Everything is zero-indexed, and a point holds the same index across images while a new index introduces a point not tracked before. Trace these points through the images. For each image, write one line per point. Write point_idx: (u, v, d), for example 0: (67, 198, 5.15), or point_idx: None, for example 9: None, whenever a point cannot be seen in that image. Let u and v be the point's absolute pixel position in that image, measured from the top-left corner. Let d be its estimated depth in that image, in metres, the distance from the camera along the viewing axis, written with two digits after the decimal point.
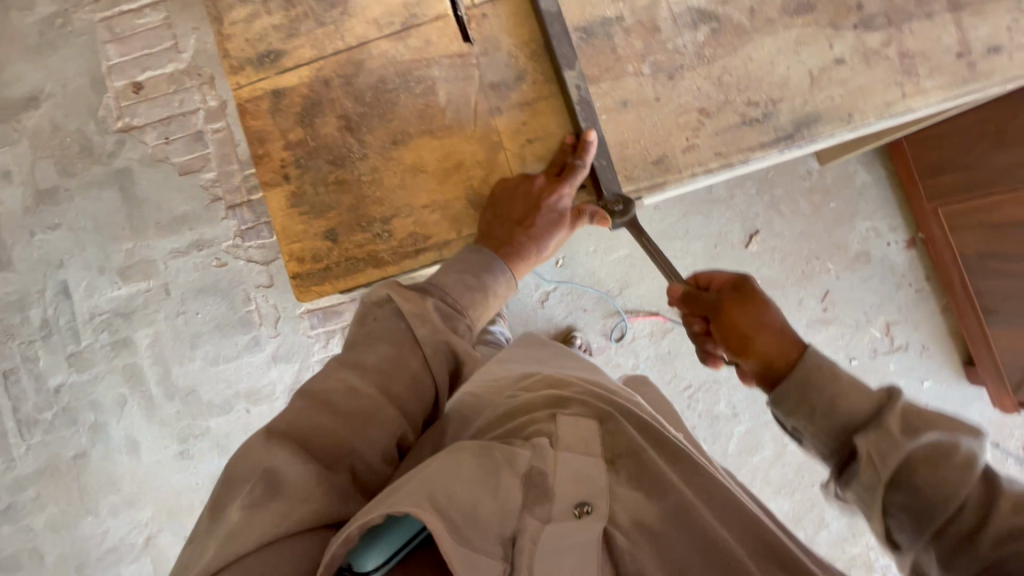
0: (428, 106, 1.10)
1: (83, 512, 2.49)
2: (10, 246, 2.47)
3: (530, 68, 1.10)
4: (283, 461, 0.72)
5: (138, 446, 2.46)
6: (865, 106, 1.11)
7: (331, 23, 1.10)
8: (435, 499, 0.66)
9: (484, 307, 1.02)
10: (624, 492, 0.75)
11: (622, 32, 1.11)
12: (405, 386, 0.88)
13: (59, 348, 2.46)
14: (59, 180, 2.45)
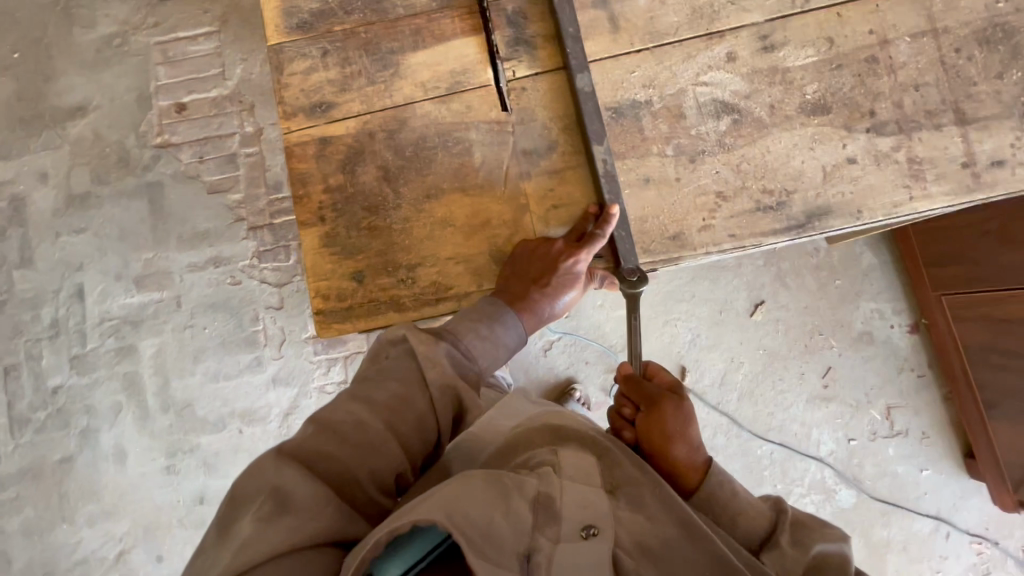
0: (463, 165, 1.17)
1: (59, 518, 2.45)
2: (33, 245, 2.54)
3: (561, 140, 1.18)
4: (294, 482, 0.75)
5: (125, 457, 2.44)
6: (873, 204, 1.17)
7: (381, 81, 1.19)
8: (454, 517, 0.70)
9: (491, 354, 1.06)
10: (626, 516, 0.83)
11: (650, 114, 1.19)
12: (411, 426, 0.91)
13: (64, 349, 2.49)
14: (92, 186, 2.54)
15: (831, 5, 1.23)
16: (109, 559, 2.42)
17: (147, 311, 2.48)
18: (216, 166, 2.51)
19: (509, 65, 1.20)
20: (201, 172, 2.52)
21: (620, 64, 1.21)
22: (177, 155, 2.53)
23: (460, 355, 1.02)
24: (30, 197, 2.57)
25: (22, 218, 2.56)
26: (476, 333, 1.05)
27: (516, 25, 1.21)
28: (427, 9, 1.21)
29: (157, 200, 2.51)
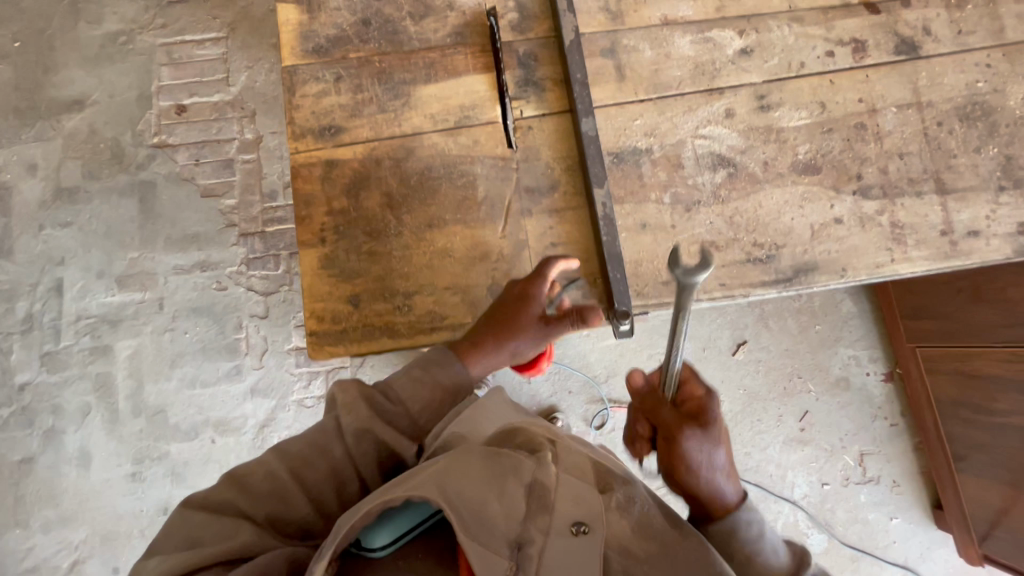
0: (466, 198, 1.20)
1: (11, 524, 2.34)
2: (14, 236, 2.49)
3: (563, 180, 1.22)
4: (200, 522, 0.81)
5: (88, 461, 2.36)
6: (857, 263, 1.22)
7: (392, 110, 1.22)
8: (447, 495, 0.78)
9: (432, 401, 1.01)
10: (617, 520, 0.86)
11: (650, 162, 1.24)
12: (324, 471, 0.91)
13: (34, 346, 2.42)
14: (83, 181, 2.51)
15: (824, 72, 1.29)
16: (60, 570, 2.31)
17: (126, 312, 2.43)
18: (212, 169, 2.50)
19: (517, 104, 1.24)
20: (196, 175, 2.50)
21: (624, 111, 1.25)
22: (173, 155, 2.52)
23: (389, 401, 0.98)
24: (15, 187, 2.52)
25: (5, 207, 2.51)
26: (415, 383, 1.01)
27: (526, 67, 1.25)
28: (442, 45, 1.25)
29: (148, 201, 2.49)
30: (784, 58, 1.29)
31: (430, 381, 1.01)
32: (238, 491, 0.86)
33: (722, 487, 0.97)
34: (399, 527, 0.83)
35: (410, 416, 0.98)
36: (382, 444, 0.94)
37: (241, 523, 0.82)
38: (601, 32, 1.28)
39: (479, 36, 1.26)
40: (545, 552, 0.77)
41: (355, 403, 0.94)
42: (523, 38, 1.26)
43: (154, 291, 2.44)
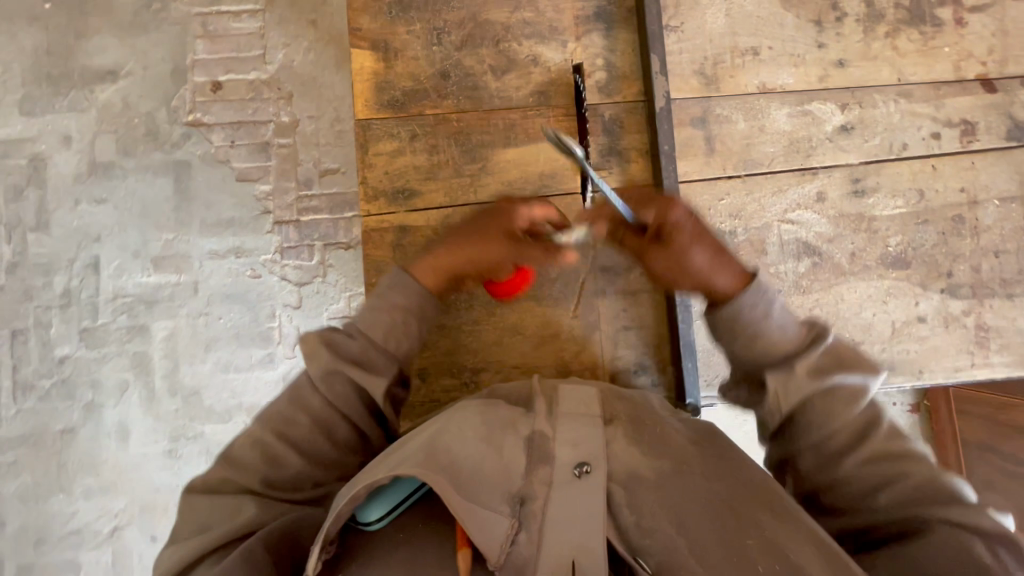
0: (540, 275, 1.17)
1: (50, 487, 1.91)
2: (45, 207, 1.90)
3: (640, 261, 1.18)
4: (204, 504, 0.83)
5: (127, 432, 1.89)
6: (935, 366, 1.19)
7: (468, 175, 1.17)
8: (440, 462, 0.76)
9: (389, 326, 0.95)
10: (622, 450, 0.85)
11: (733, 245, 1.18)
12: (309, 426, 0.89)
13: (72, 321, 1.91)
14: (118, 143, 1.91)
15: (927, 155, 1.21)
16: (98, 537, 1.90)
17: (165, 291, 1.88)
18: (250, 146, 1.83)
19: (599, 175, 1.18)
20: (235, 150, 1.85)
21: (710, 188, 1.19)
22: (204, 118, 1.85)
23: (349, 340, 0.93)
24: (38, 147, 1.93)
25: (31, 173, 1.93)
26: (378, 313, 0.96)
27: (610, 134, 1.19)
28: (524, 105, 1.18)
29: (181, 167, 1.88)
30: (885, 137, 1.21)
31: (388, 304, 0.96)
32: (243, 465, 0.86)
33: (739, 322, 0.90)
34: (397, 497, 0.81)
35: (378, 345, 0.94)
36: (357, 387, 0.92)
37: (245, 501, 0.83)
38: (694, 99, 1.20)
39: (563, 96, 1.18)
40: (551, 500, 0.76)
41: (318, 351, 0.91)
42: (610, 101, 1.19)
43: (188, 273, 1.88)
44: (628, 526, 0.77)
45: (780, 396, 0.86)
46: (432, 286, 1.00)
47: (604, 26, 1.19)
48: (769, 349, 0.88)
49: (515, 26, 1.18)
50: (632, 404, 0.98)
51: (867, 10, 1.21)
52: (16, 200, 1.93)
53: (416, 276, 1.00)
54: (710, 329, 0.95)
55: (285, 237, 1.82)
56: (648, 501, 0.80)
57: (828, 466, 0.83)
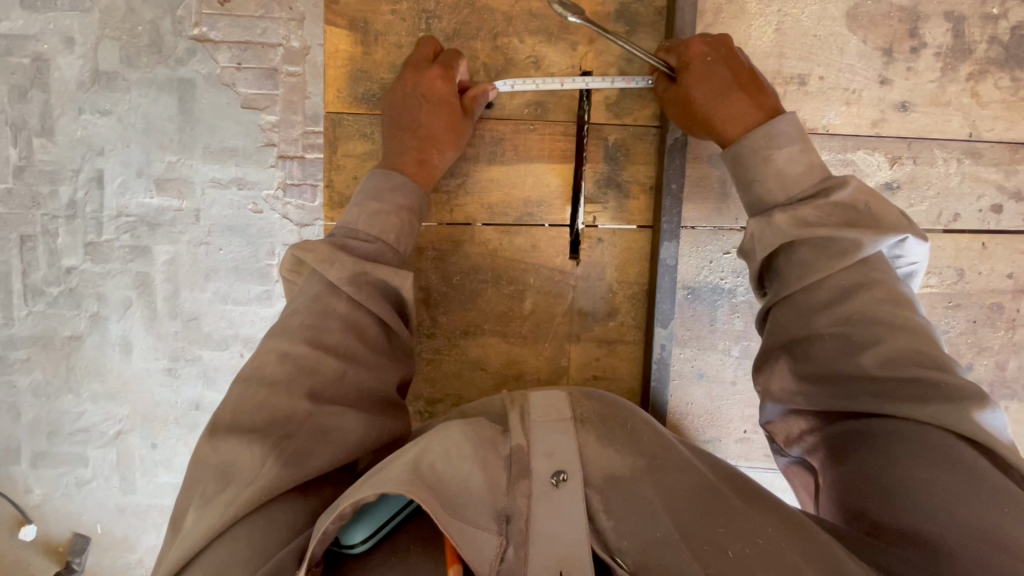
0: (511, 310, 1.07)
1: (57, 387, 1.36)
2: (50, 113, 1.24)
3: (623, 308, 1.07)
4: (231, 450, 0.72)
5: (131, 347, 1.34)
6: None
7: (446, 191, 1.04)
8: (423, 475, 0.58)
9: (398, 225, 0.93)
10: (599, 449, 0.66)
11: (730, 306, 1.07)
12: (338, 328, 0.84)
13: (76, 234, 1.29)
14: (124, 52, 1.21)
15: (979, 230, 1.03)
16: (102, 440, 1.39)
17: (170, 210, 1.27)
18: (255, 73, 1.21)
19: (591, 209, 1.04)
20: (239, 76, 1.21)
21: (716, 239, 1.05)
22: (210, 33, 1.19)
23: (366, 242, 0.90)
24: (39, 47, 1.21)
25: (35, 77, 1.22)
26: (378, 215, 0.92)
27: (613, 162, 1.03)
28: (517, 116, 1.02)
29: (192, 88, 1.22)
30: (936, 203, 1.03)
31: (388, 210, 0.92)
32: (275, 405, 0.76)
33: (742, 165, 0.85)
34: (385, 515, 0.65)
35: (392, 246, 0.92)
36: (384, 285, 0.90)
37: (270, 453, 0.71)
38: None
39: (563, 110, 1.02)
40: (535, 515, 0.59)
41: (334, 254, 0.87)
42: (617, 123, 1.02)
43: (196, 193, 1.26)
44: (605, 530, 0.59)
45: (804, 301, 0.77)
46: (416, 176, 0.96)
47: (626, 28, 1.00)
48: (804, 267, 0.76)
49: (518, 17, 1.00)
50: (606, 402, 0.76)
51: (953, 41, 0.99)
52: (25, 106, 1.23)
53: (389, 169, 0.95)
54: (753, 210, 0.85)
55: (288, 175, 1.24)
56: (623, 507, 0.61)
57: (836, 398, 0.72)
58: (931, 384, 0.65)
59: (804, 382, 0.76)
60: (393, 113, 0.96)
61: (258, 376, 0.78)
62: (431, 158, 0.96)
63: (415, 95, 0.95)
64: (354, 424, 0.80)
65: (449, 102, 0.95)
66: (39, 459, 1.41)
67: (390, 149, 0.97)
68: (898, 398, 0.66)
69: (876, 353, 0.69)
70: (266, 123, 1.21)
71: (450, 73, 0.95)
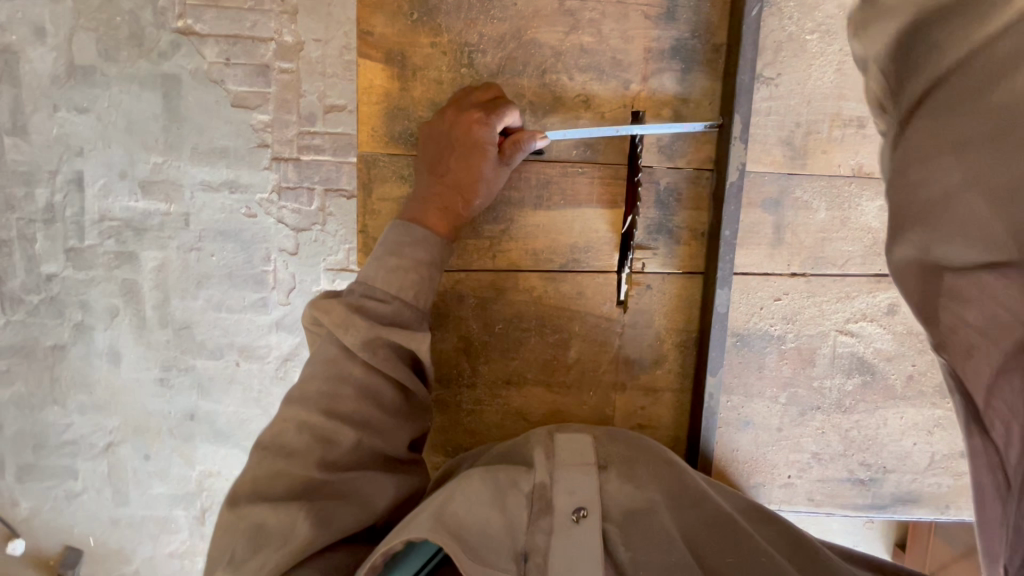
0: (555, 359, 1.03)
1: (41, 398, 1.26)
2: (21, 110, 1.13)
3: (670, 356, 1.04)
4: (257, 514, 0.65)
5: (119, 356, 1.23)
6: (964, 502, 1.10)
7: (488, 236, 0.99)
8: (447, 521, 0.64)
9: (416, 283, 0.79)
10: (612, 488, 0.76)
11: (778, 352, 1.04)
12: (354, 394, 0.72)
13: (55, 239, 1.18)
14: (100, 44, 1.09)
15: None
16: (92, 451, 1.29)
17: (157, 214, 1.16)
18: (245, 70, 1.08)
19: (641, 254, 1.00)
20: (228, 73, 1.09)
21: (766, 285, 1.02)
22: (196, 25, 1.07)
23: (381, 302, 0.77)
24: (8, 38, 1.10)
25: (3, 70, 1.11)
26: (395, 271, 0.78)
27: (664, 206, 0.99)
28: (564, 158, 0.97)
29: (177, 84, 1.10)
30: None
31: (404, 264, 0.79)
32: (294, 474, 0.68)
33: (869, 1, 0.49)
34: (422, 559, 0.67)
35: (408, 305, 0.78)
36: (398, 347, 0.76)
37: (300, 514, 0.65)
38: (771, 175, 0.98)
39: (614, 153, 0.97)
40: (553, 549, 0.65)
41: (348, 317, 0.73)
42: (670, 165, 0.98)
43: (185, 197, 1.15)
44: (623, 562, 0.66)
45: (940, 98, 0.42)
46: (437, 229, 0.85)
47: (681, 65, 0.95)
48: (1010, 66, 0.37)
49: (568, 52, 0.94)
50: (628, 442, 0.86)
51: None
52: None
53: (410, 217, 0.84)
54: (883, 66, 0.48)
55: (281, 177, 1.12)
56: (640, 539, 0.68)
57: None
58: None
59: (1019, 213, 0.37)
60: (426, 154, 0.88)
61: (273, 443, 0.70)
62: (454, 206, 0.86)
63: (449, 131, 0.86)
64: (383, 484, 0.73)
65: (484, 149, 0.86)
66: (25, 473, 1.31)
67: (415, 194, 0.87)
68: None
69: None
70: (259, 123, 1.10)
71: (492, 118, 0.85)
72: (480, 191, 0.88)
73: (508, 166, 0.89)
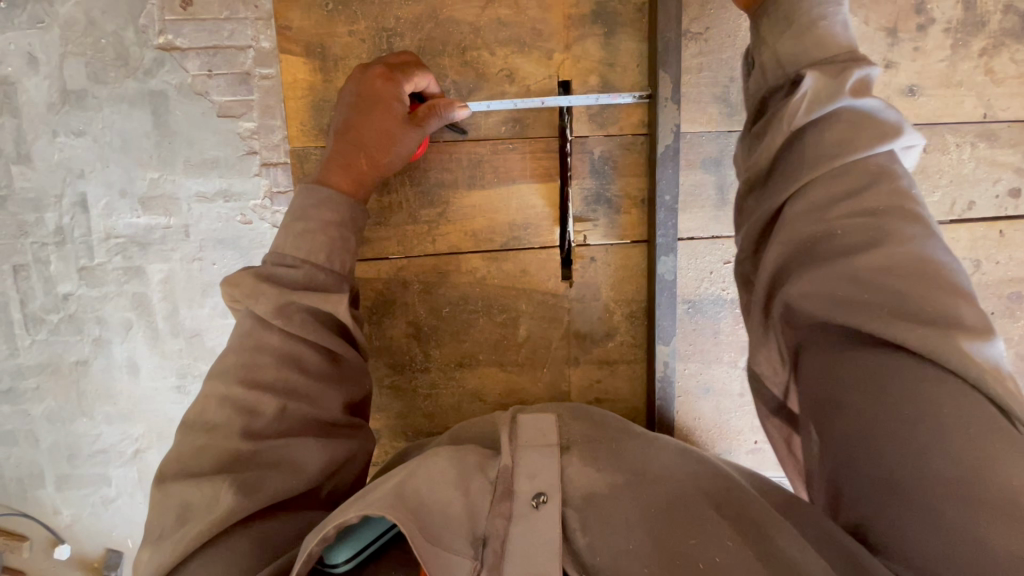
0: (505, 338, 1.03)
1: (71, 411, 1.29)
2: (24, 138, 1.13)
3: (622, 328, 1.03)
4: (183, 487, 0.68)
5: (138, 367, 1.25)
6: None
7: (425, 221, 0.99)
8: (405, 500, 0.56)
9: (328, 244, 0.80)
10: (578, 470, 0.64)
11: (733, 316, 1.02)
12: (273, 364, 0.75)
13: (68, 260, 1.20)
14: (90, 68, 1.09)
15: (996, 216, 0.97)
16: (123, 459, 1.32)
17: (159, 228, 1.17)
18: (226, 79, 1.08)
19: (582, 227, 0.99)
20: (211, 84, 1.09)
21: (714, 248, 0.99)
22: (177, 40, 1.07)
23: (292, 268, 0.79)
24: (3, 70, 1.10)
25: (2, 102, 1.12)
26: (304, 235, 0.79)
27: (600, 176, 0.97)
28: (494, 135, 0.96)
29: (165, 100, 1.10)
30: (949, 192, 0.96)
31: (312, 227, 0.80)
32: (218, 448, 0.70)
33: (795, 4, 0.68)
34: (369, 537, 0.64)
35: (322, 266, 0.79)
36: (318, 311, 0.78)
37: (223, 484, 0.67)
38: (708, 134, 0.95)
39: (543, 125, 0.96)
40: (511, 537, 0.57)
41: (257, 286, 0.76)
42: (602, 133, 0.96)
43: (183, 209, 1.16)
44: (581, 550, 0.57)
45: (779, 176, 0.67)
46: (346, 190, 0.84)
47: (604, 29, 0.92)
48: (840, 145, 0.61)
49: (487, 27, 0.92)
50: (603, 423, 0.75)
51: (965, 14, 0.92)
52: None
53: (319, 182, 0.84)
54: (777, 78, 0.69)
55: (273, 183, 1.12)
56: (601, 525, 0.58)
57: (827, 293, 0.58)
58: (879, 219, 0.57)
59: (822, 281, 0.58)
60: (336, 119, 0.87)
61: (200, 421, 0.73)
62: (361, 168, 0.85)
63: (356, 85, 0.85)
64: (312, 451, 0.75)
65: (392, 106, 0.85)
66: (62, 482, 1.34)
67: (324, 160, 0.86)
68: (841, 216, 0.59)
69: (905, 249, 0.55)
70: (245, 130, 1.10)
71: (399, 77, 0.85)
72: (392, 152, 0.86)
73: (422, 127, 0.87)
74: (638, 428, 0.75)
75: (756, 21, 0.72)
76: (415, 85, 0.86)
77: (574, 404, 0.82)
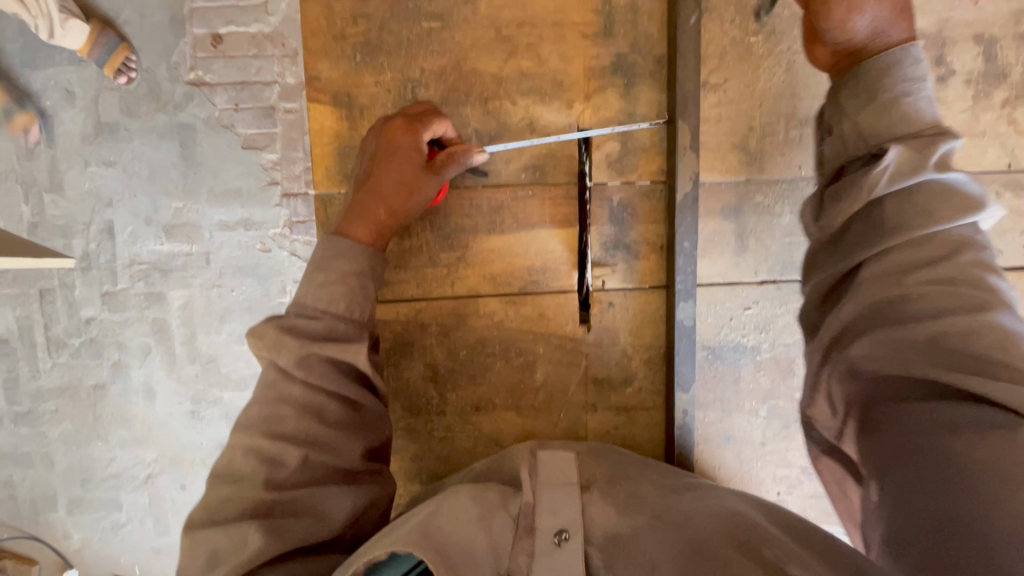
0: (522, 382, 1.03)
1: (87, 434, 1.26)
2: (57, 168, 1.13)
3: (640, 373, 1.02)
4: (209, 539, 0.68)
5: (155, 391, 1.23)
6: None
7: (444, 264, 1.00)
8: (430, 536, 0.56)
9: (347, 294, 0.81)
10: (598, 508, 0.63)
11: (753, 364, 1.00)
12: (294, 416, 0.74)
13: (92, 285, 1.19)
14: (123, 101, 1.10)
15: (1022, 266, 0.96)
16: (136, 483, 1.27)
17: (180, 255, 1.15)
18: (253, 112, 1.07)
19: (600, 272, 0.99)
20: (237, 117, 1.08)
21: (734, 295, 0.98)
22: (206, 75, 1.08)
23: (311, 319, 0.79)
24: (41, 104, 1.11)
25: (40, 132, 1.12)
26: (324, 286, 0.80)
27: (618, 222, 0.98)
28: (514, 182, 0.97)
29: (192, 132, 1.10)
30: None
31: (336, 275, 0.81)
32: (242, 500, 0.70)
33: (877, 70, 0.68)
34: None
35: (341, 316, 0.80)
36: (340, 361, 0.78)
37: (247, 535, 0.67)
38: (727, 182, 0.95)
39: (563, 171, 0.97)
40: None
41: (280, 338, 0.76)
42: (620, 180, 0.97)
43: (205, 236, 1.14)
44: None
45: (855, 237, 0.68)
46: (363, 240, 0.85)
47: (623, 80, 0.94)
48: (921, 216, 0.63)
49: (509, 78, 0.95)
50: (618, 467, 0.75)
51: (985, 66, 0.92)
52: (32, 162, 1.13)
53: (338, 233, 0.85)
54: (855, 141, 0.69)
55: (292, 214, 1.10)
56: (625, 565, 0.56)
57: (894, 353, 0.61)
58: (962, 290, 0.58)
59: (893, 343, 0.60)
60: (359, 172, 0.90)
61: (224, 471, 0.73)
62: (380, 218, 0.86)
63: (379, 138, 0.89)
64: (339, 499, 0.75)
65: (411, 156, 0.87)
66: (75, 505, 1.29)
67: (345, 212, 0.88)
68: (920, 286, 0.61)
69: (985, 319, 0.56)
70: (267, 162, 1.08)
71: (418, 127, 0.88)
72: (409, 199, 0.88)
73: (439, 176, 0.89)
74: (655, 472, 0.75)
75: (837, 82, 0.73)
76: (433, 132, 0.89)
77: (592, 445, 0.82)
